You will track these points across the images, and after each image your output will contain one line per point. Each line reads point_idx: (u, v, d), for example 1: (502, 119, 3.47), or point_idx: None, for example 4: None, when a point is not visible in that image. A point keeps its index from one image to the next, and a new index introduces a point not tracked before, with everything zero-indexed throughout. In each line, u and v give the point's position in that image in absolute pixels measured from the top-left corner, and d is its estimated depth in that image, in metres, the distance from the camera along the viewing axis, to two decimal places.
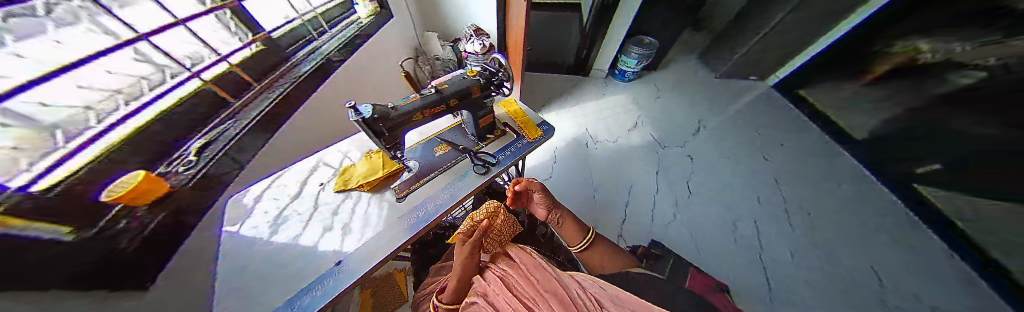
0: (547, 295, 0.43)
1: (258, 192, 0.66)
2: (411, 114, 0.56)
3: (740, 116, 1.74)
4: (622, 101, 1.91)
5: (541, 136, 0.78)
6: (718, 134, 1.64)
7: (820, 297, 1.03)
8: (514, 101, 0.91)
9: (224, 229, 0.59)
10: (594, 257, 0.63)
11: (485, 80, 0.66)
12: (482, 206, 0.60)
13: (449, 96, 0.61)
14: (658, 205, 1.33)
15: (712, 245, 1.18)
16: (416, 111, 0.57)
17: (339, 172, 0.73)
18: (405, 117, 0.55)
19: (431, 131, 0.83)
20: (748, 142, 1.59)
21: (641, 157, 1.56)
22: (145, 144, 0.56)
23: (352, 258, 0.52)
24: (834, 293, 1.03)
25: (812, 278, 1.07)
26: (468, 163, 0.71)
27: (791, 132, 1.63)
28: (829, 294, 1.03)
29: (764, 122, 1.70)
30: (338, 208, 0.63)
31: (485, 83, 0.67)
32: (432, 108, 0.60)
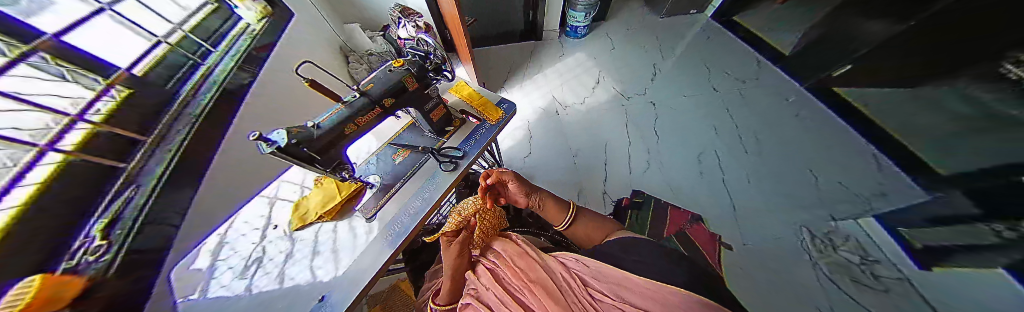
0: (534, 284, 0.47)
1: (211, 251, 0.59)
2: (339, 128, 0.50)
3: (690, 51, 1.83)
4: (582, 60, 1.88)
5: (502, 116, 0.75)
6: (673, 74, 1.72)
7: (770, 200, 1.24)
8: (466, 84, 0.85)
9: (180, 299, 0.50)
10: (580, 230, 0.62)
11: (416, 68, 0.59)
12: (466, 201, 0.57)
13: (380, 97, 0.54)
14: (634, 157, 1.43)
15: (683, 181, 1.33)
16: (345, 122, 0.51)
17: (294, 206, 0.66)
18: (332, 133, 0.49)
19: (386, 137, 0.75)
20: (700, 75, 1.70)
21: (609, 113, 1.60)
22: (43, 223, 0.33)
23: (336, 291, 0.50)
24: (779, 194, 1.25)
25: (762, 187, 1.28)
26: (434, 162, 0.67)
27: (734, 57, 1.76)
28: (776, 196, 1.25)
29: (712, 52, 1.81)
30: (308, 242, 0.59)
31: (419, 72, 0.60)
32: (365, 114, 0.53)
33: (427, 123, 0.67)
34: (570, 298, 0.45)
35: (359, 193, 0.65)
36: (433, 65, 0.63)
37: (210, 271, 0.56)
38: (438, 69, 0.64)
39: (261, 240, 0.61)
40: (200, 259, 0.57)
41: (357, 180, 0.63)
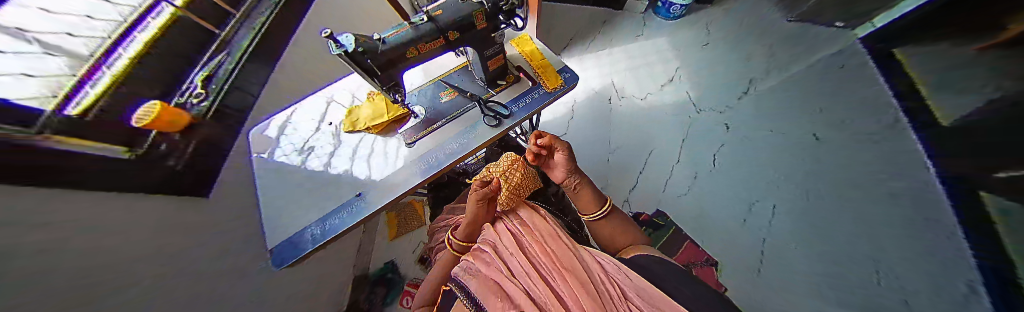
0: (561, 264, 0.38)
1: (279, 126, 0.69)
2: (402, 49, 0.48)
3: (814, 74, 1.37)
4: (662, 49, 1.60)
5: (561, 86, 0.67)
6: (770, 97, 1.35)
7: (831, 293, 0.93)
8: (530, 39, 0.78)
9: (255, 155, 0.65)
10: (606, 230, 0.54)
11: (490, 3, 0.52)
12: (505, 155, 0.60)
13: (447, 27, 0.50)
14: (674, 177, 1.30)
15: (715, 220, 1.19)
16: (408, 45, 0.49)
17: (346, 111, 0.72)
18: (396, 53, 0.48)
19: (436, 72, 0.75)
20: (807, 109, 1.28)
21: (667, 119, 1.42)
22: (154, 74, 0.50)
23: (369, 194, 0.56)
24: (845, 289, 0.92)
25: (830, 270, 0.97)
26: (479, 112, 0.65)
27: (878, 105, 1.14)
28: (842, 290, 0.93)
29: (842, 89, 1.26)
30: (355, 146, 0.65)
31: (492, 9, 0.53)
32: (428, 41, 0.51)
33: (483, 71, 0.63)
34: (606, 300, 0.33)
35: (404, 119, 0.67)
36: (508, 4, 0.53)
37: (277, 141, 0.67)
38: (512, 11, 0.55)
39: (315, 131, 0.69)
40: (270, 129, 0.69)
41: (404, 107, 0.65)
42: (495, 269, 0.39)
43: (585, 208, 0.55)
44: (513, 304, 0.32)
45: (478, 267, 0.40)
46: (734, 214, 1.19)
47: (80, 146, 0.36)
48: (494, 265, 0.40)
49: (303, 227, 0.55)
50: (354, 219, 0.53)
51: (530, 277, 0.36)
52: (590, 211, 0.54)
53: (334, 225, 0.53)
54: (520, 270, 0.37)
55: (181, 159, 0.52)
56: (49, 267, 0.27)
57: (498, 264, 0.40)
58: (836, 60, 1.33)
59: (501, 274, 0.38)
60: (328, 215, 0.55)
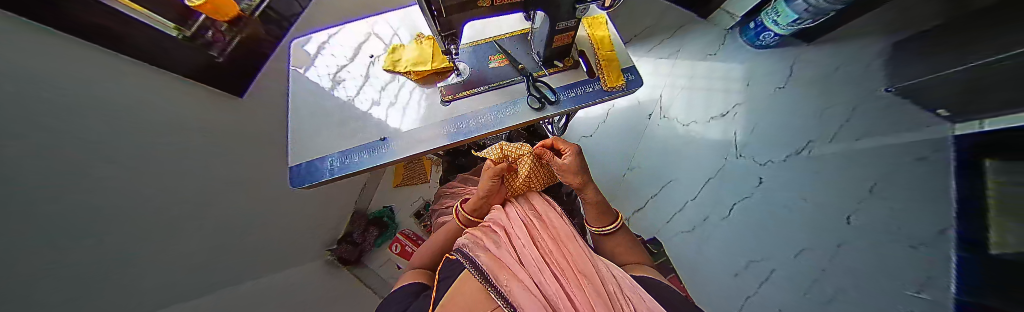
0: (574, 266, 0.37)
1: (320, 45, 0.71)
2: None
3: None
4: (730, 77, 1.47)
5: (620, 88, 0.61)
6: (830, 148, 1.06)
7: None
8: (604, 23, 0.70)
9: (293, 68, 0.67)
10: (612, 247, 0.52)
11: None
12: (493, 147, 0.53)
13: None
14: (684, 212, 1.29)
15: (706, 263, 1.21)
16: None
17: (388, 49, 0.70)
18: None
19: (491, 32, 0.71)
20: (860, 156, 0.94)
21: (700, 151, 1.37)
22: None
23: (394, 141, 0.56)
24: None
25: None
26: (524, 89, 0.61)
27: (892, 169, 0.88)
28: None
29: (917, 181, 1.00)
30: (388, 87, 0.64)
31: None
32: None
33: (545, 47, 0.58)
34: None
35: (447, 73, 0.65)
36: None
37: (314, 60, 0.69)
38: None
39: (353, 61, 0.69)
40: (309, 46, 0.71)
41: (450, 62, 0.62)
42: (507, 252, 0.39)
43: (595, 221, 0.53)
44: (521, 287, 0.31)
45: (489, 247, 0.40)
46: (727, 267, 1.17)
47: (143, 12, 0.56)
48: (505, 247, 0.40)
49: (322, 156, 0.56)
50: (376, 162, 0.53)
51: (540, 270, 0.35)
52: (597, 224, 0.52)
53: (355, 162, 0.54)
54: (534, 259, 0.37)
55: (224, 49, 0.76)
56: (20, 126, 0.29)
57: (510, 249, 0.40)
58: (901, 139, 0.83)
59: (513, 258, 0.37)
60: (349, 151, 0.56)
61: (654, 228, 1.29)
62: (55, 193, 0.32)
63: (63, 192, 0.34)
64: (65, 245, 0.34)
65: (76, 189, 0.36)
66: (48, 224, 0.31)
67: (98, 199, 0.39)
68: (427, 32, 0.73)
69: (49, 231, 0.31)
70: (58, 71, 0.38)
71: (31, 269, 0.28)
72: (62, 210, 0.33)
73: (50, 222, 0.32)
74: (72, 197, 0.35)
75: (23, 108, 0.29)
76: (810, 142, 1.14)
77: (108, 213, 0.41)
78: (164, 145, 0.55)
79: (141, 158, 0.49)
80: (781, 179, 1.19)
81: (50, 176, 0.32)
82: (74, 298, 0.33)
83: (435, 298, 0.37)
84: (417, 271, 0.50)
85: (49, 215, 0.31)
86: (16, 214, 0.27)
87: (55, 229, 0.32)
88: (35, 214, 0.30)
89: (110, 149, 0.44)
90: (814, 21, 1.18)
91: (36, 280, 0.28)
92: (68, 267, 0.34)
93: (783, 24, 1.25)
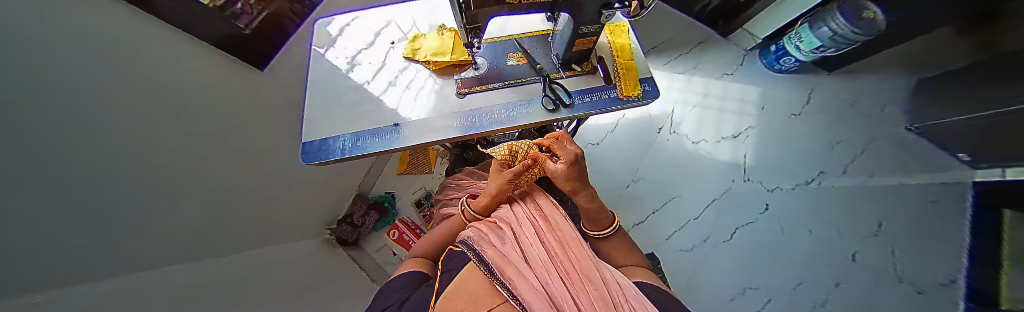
0: (580, 270, 0.35)
1: (342, 28, 0.72)
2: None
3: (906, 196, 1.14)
4: (745, 99, 1.45)
5: (636, 97, 0.61)
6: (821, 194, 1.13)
7: None
8: (627, 32, 0.70)
9: (315, 48, 0.69)
10: (607, 251, 0.51)
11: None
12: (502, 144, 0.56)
13: None
14: (684, 231, 1.27)
15: (702, 286, 1.16)
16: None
17: (408, 37, 0.71)
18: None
19: (512, 30, 0.71)
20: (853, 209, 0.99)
21: (707, 170, 1.35)
22: None
23: (406, 128, 0.57)
24: None
25: None
26: (540, 90, 0.62)
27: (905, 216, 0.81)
28: None
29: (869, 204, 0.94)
30: (405, 74, 0.65)
31: None
32: None
33: (565, 50, 0.58)
34: None
35: (464, 66, 0.65)
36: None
37: (333, 42, 0.70)
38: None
39: (372, 46, 0.70)
40: (332, 28, 0.72)
41: (469, 55, 0.63)
42: (511, 249, 0.39)
43: (590, 225, 0.52)
44: (526, 284, 0.31)
45: (493, 242, 0.40)
46: (723, 292, 1.13)
47: None
48: (510, 244, 0.40)
49: (335, 135, 0.57)
50: (387, 147, 0.54)
51: (547, 271, 0.35)
52: (591, 227, 0.52)
53: (366, 145, 0.54)
54: (538, 259, 0.37)
55: (251, 21, 0.79)
56: (27, 83, 0.29)
57: (515, 246, 0.40)
58: (930, 191, 0.77)
59: (517, 255, 0.38)
60: (361, 134, 0.56)
61: (653, 243, 1.26)
62: (50, 137, 0.32)
63: (59, 137, 0.33)
64: (58, 190, 0.33)
65: (69, 136, 0.35)
66: (43, 166, 0.31)
67: (90, 150, 0.38)
68: (449, 24, 0.74)
69: (44, 176, 0.31)
70: (73, 28, 0.38)
71: (23, 209, 0.28)
72: (58, 154, 0.33)
73: (46, 165, 0.31)
74: (67, 143, 0.34)
75: (22, 59, 0.29)
76: (822, 173, 1.17)
77: (99, 165, 0.40)
78: (169, 107, 0.54)
79: (140, 116, 0.48)
80: (788, 209, 1.20)
81: (45, 120, 0.31)
82: (63, 255, 0.34)
83: (436, 288, 0.37)
84: (416, 260, 0.50)
85: (44, 157, 0.31)
86: (16, 163, 0.27)
87: (50, 173, 0.32)
88: (33, 155, 0.29)
89: (123, 109, 0.45)
90: (838, 49, 1.16)
91: (22, 221, 0.28)
92: (61, 222, 0.34)
93: (806, 50, 1.22)
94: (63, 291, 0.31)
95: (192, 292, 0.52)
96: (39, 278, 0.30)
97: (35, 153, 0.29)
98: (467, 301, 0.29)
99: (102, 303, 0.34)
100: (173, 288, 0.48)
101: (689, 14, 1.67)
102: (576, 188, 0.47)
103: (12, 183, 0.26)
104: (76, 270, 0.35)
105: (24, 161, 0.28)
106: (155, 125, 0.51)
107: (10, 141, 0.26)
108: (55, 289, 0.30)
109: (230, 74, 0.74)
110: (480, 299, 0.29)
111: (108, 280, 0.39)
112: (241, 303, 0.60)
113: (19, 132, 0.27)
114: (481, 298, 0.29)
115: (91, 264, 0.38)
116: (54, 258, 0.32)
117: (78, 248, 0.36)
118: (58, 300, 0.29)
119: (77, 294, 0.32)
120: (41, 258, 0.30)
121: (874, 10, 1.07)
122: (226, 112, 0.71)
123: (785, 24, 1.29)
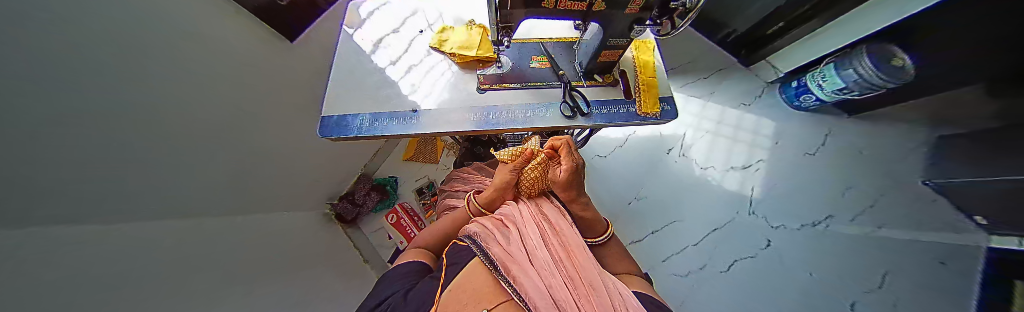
0: (582, 277, 0.35)
1: (373, 11, 0.74)
2: None
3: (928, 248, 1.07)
4: (759, 132, 1.43)
5: (654, 115, 0.61)
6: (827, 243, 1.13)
7: None
8: (652, 49, 0.70)
9: (345, 27, 0.70)
10: (603, 256, 0.50)
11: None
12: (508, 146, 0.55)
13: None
14: (683, 256, 1.25)
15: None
16: None
17: (437, 28, 0.72)
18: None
19: (540, 34, 0.73)
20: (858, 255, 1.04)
21: (713, 197, 1.34)
22: None
23: (425, 115, 0.58)
24: None
25: None
26: (559, 95, 0.62)
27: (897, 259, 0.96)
28: None
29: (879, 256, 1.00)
30: (428, 63, 0.66)
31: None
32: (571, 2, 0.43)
33: (590, 59, 0.59)
34: None
35: (488, 63, 0.66)
36: (680, 7, 0.44)
37: (362, 24, 0.72)
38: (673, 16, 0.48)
39: (400, 33, 0.72)
40: (364, 10, 0.74)
41: (495, 53, 0.64)
42: (517, 248, 0.39)
43: (584, 231, 0.52)
44: (532, 285, 0.31)
45: (499, 240, 0.41)
46: None
47: None
48: (516, 243, 0.40)
49: (354, 113, 0.58)
50: (405, 131, 0.55)
51: (551, 273, 0.35)
52: (588, 233, 0.52)
53: (384, 128, 0.55)
54: (544, 261, 0.37)
55: None
56: (51, 22, 0.29)
57: (520, 245, 0.40)
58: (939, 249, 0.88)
59: (523, 254, 0.38)
60: (379, 116, 0.57)
61: (648, 263, 1.24)
62: (61, 73, 0.31)
63: (73, 81, 0.33)
64: (59, 134, 0.32)
65: (83, 76, 0.35)
66: (51, 101, 0.30)
67: (104, 93, 0.38)
68: (479, 20, 0.75)
69: (54, 115, 0.31)
70: None
71: (15, 142, 0.27)
72: (64, 97, 0.32)
73: (54, 102, 0.31)
74: (78, 88, 0.34)
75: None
76: (829, 217, 1.19)
77: (109, 110, 0.39)
78: (186, 61, 0.55)
79: (156, 66, 0.48)
80: (789, 249, 1.17)
81: (59, 55, 0.31)
82: (51, 196, 0.33)
83: (441, 281, 0.37)
84: (417, 250, 0.51)
85: (51, 93, 0.30)
86: (27, 99, 0.27)
87: (58, 116, 0.32)
88: (43, 95, 0.29)
89: (148, 61, 0.46)
90: (862, 93, 1.15)
91: (13, 153, 0.27)
92: (62, 163, 0.34)
93: (828, 90, 1.21)
94: (32, 237, 0.30)
95: (173, 251, 0.51)
96: (21, 217, 0.29)
97: (42, 87, 0.29)
98: (472, 295, 0.31)
99: (62, 255, 0.32)
100: (149, 246, 0.47)
101: (713, 40, 1.67)
102: (574, 195, 0.51)
103: (18, 118, 0.26)
104: (47, 214, 0.33)
105: (36, 98, 0.28)
106: (170, 77, 0.51)
107: (19, 69, 0.25)
108: (23, 232, 0.29)
109: (251, 40, 0.76)
110: (484, 296, 0.31)
111: (74, 231, 0.37)
112: (219, 271, 0.59)
113: (28, 62, 0.26)
114: (485, 296, 0.31)
115: (64, 210, 0.36)
116: (37, 201, 0.31)
117: (60, 191, 0.35)
118: (20, 244, 0.27)
119: (41, 240, 0.31)
120: (25, 195, 0.29)
121: (903, 57, 1.03)
122: (243, 75, 0.72)
123: (810, 61, 1.27)
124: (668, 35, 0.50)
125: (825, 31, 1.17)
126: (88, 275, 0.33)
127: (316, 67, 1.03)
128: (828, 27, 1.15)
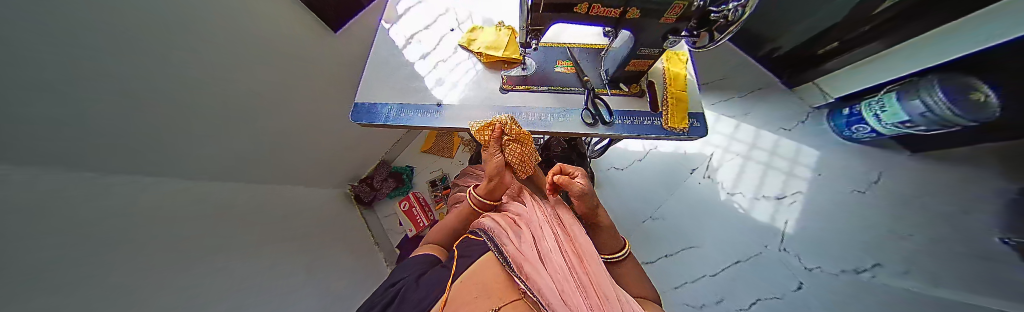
0: (595, 287, 0.34)
1: (409, 8, 0.78)
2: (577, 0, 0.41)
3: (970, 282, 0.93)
4: (799, 160, 1.29)
5: (681, 130, 0.58)
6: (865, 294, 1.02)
7: None
8: (685, 62, 0.67)
9: (384, 22, 0.75)
10: (618, 274, 0.48)
11: (708, 4, 0.40)
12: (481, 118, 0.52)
13: (638, 4, 0.41)
14: (699, 284, 1.15)
15: None
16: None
17: (468, 28, 0.75)
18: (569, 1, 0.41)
19: (566, 39, 0.73)
20: None
21: (739, 226, 1.23)
22: None
23: (448, 110, 0.60)
24: None
25: None
26: (582, 102, 0.61)
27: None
28: None
29: None
30: (456, 60, 0.69)
31: (701, 8, 0.41)
32: (603, 9, 0.43)
33: (618, 67, 0.58)
34: None
35: (513, 64, 0.67)
36: (721, 20, 0.43)
37: (399, 19, 0.76)
38: (713, 28, 0.46)
39: (432, 29, 0.75)
40: (402, 6, 0.79)
41: (522, 55, 0.65)
42: (529, 247, 0.39)
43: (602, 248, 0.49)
44: (545, 287, 0.31)
45: (511, 238, 0.40)
46: None
47: None
48: (528, 243, 0.40)
49: (383, 102, 0.62)
50: (427, 123, 0.57)
51: (564, 279, 0.34)
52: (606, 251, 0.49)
53: (408, 118, 0.58)
54: (558, 265, 0.36)
55: None
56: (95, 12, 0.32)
57: (532, 245, 0.40)
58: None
59: (535, 255, 0.38)
60: (404, 106, 0.60)
61: (657, 286, 1.16)
62: (95, 51, 0.33)
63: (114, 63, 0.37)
64: (94, 109, 0.36)
65: (122, 52, 0.38)
66: (89, 82, 0.34)
67: (150, 67, 0.43)
68: (508, 22, 0.77)
69: (92, 94, 0.34)
70: None
71: (53, 105, 0.29)
72: (102, 79, 0.35)
73: (99, 75, 0.35)
74: (116, 69, 0.37)
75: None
76: (877, 265, 1.05)
77: (150, 82, 0.44)
78: (226, 43, 0.61)
79: (196, 49, 0.53)
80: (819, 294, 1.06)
81: (98, 35, 0.33)
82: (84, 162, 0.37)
83: (453, 271, 0.37)
84: (429, 244, 0.52)
85: (92, 71, 0.33)
86: (62, 83, 0.30)
87: (95, 94, 0.35)
88: (82, 79, 0.32)
89: (190, 48, 0.51)
90: (934, 128, 1.00)
91: (58, 118, 0.31)
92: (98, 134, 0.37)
93: (888, 122, 1.08)
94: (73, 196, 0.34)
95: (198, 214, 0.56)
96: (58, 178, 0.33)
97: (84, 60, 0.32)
98: (482, 289, 0.31)
99: (95, 208, 0.36)
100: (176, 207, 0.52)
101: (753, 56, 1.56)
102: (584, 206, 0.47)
103: (54, 99, 0.29)
104: (87, 168, 0.37)
105: (72, 82, 0.31)
106: (211, 57, 0.57)
107: (59, 44, 0.28)
108: (67, 195, 0.33)
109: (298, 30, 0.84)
110: (493, 292, 0.31)
111: (118, 185, 0.42)
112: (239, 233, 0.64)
113: (69, 38, 0.29)
114: (496, 291, 0.31)
115: (108, 169, 0.40)
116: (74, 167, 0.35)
117: (98, 149, 0.39)
118: (55, 197, 0.31)
119: (78, 194, 0.35)
120: (56, 161, 0.33)
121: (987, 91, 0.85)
122: (278, 59, 0.79)
123: (864, 88, 1.14)
124: (704, 48, 0.48)
125: (894, 52, 1.03)
126: (116, 228, 0.37)
127: (351, 59, 1.13)
128: (897, 48, 1.01)
